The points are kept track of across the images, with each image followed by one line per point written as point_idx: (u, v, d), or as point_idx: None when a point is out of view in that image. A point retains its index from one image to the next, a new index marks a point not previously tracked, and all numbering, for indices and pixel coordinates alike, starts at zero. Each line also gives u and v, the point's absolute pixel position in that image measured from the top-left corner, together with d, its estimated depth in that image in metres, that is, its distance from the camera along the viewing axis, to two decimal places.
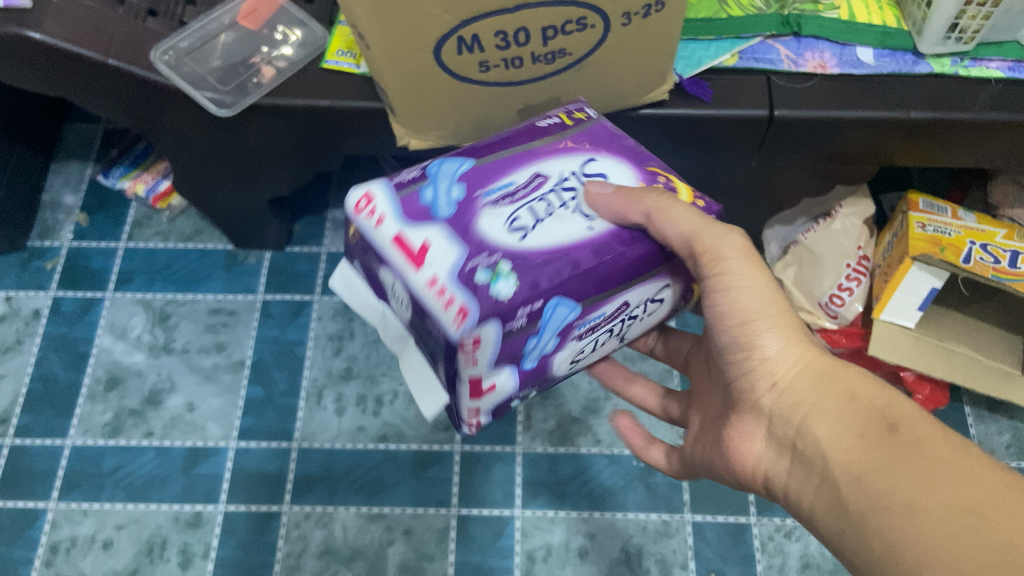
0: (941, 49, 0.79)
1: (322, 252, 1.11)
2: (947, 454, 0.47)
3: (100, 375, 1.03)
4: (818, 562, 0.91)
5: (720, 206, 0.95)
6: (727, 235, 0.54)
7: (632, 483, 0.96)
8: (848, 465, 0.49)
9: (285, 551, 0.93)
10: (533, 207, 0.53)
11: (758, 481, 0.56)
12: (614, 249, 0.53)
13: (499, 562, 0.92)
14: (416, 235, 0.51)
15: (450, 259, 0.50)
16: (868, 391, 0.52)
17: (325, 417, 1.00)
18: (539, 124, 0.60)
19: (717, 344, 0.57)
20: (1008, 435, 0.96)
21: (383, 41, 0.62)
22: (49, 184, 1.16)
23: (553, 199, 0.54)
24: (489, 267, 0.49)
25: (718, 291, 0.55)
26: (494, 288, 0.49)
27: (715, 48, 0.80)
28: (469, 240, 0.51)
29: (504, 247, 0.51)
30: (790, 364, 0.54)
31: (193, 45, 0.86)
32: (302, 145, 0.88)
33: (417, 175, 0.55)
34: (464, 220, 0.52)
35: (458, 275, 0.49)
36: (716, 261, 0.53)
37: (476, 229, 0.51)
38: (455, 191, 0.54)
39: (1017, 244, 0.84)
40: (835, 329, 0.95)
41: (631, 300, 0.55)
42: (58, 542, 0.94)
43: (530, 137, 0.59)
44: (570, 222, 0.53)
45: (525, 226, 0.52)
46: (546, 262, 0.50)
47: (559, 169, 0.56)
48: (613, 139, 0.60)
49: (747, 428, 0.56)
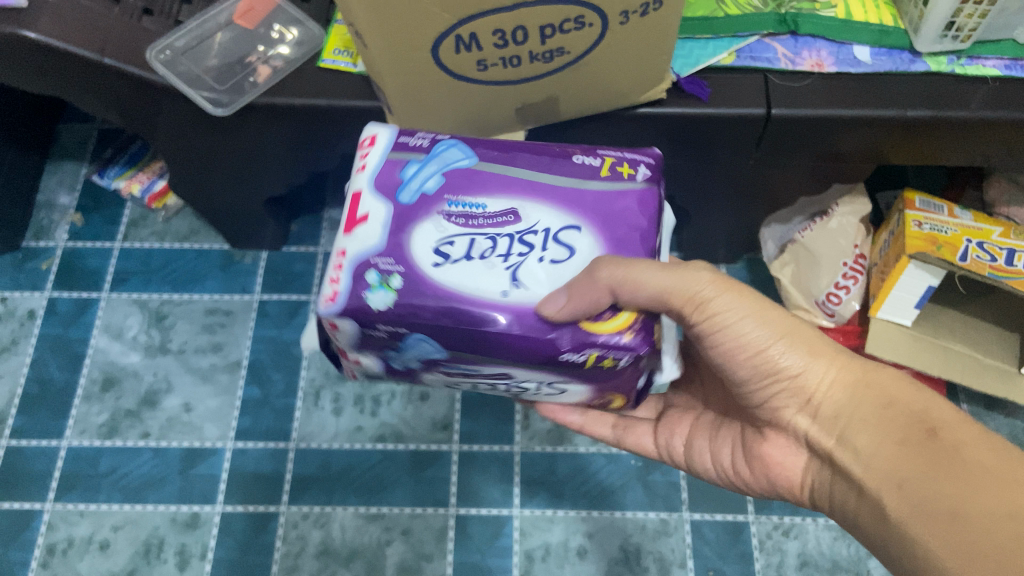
0: (937, 48, 0.79)
1: (319, 251, 1.11)
2: (988, 460, 0.47)
3: (95, 376, 1.03)
4: (817, 559, 0.91)
5: (717, 205, 0.95)
6: (695, 274, 0.53)
7: (630, 482, 0.96)
8: (888, 474, 0.50)
9: (283, 551, 0.93)
10: (474, 241, 0.54)
11: (804, 493, 0.58)
12: (504, 324, 0.51)
13: (498, 561, 0.91)
14: (371, 203, 0.55)
15: (367, 245, 0.54)
16: (905, 395, 0.52)
17: (323, 417, 1.00)
18: (573, 157, 0.58)
19: (734, 377, 0.56)
20: (1005, 432, 0.96)
21: (380, 40, 0.62)
22: (44, 184, 1.16)
23: (501, 243, 0.54)
24: (383, 273, 0.53)
25: (717, 330, 0.54)
26: (371, 293, 0.52)
27: (712, 46, 0.80)
28: (401, 239, 0.54)
29: (411, 263, 0.53)
30: (822, 377, 0.54)
31: (190, 44, 0.85)
32: (298, 145, 0.87)
33: (419, 145, 0.58)
34: (415, 214, 0.55)
35: (360, 261, 0.53)
36: (700, 307, 0.53)
37: (411, 232, 0.54)
38: (434, 183, 0.56)
39: (1013, 241, 0.84)
40: (833, 327, 0.96)
41: (514, 373, 0.55)
42: (54, 543, 0.93)
43: (548, 164, 0.57)
44: (493, 274, 0.53)
45: (448, 253, 0.53)
46: (433, 298, 0.52)
47: (539, 219, 0.55)
48: (627, 211, 0.55)
49: (786, 446, 0.57)
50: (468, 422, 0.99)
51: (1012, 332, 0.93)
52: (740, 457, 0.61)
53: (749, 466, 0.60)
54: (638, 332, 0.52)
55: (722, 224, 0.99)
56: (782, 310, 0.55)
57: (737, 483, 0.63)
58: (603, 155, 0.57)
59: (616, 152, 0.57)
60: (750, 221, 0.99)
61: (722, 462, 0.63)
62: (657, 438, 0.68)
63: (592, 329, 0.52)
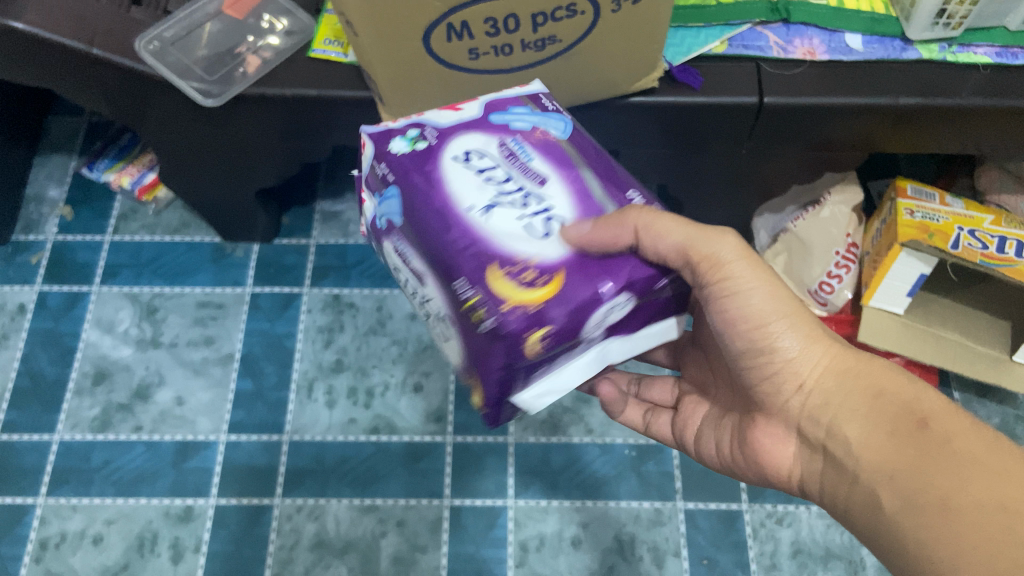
0: (929, 35, 0.79)
1: (311, 243, 1.11)
2: (977, 449, 0.48)
3: (87, 370, 1.02)
4: (810, 547, 0.92)
5: (711, 194, 0.95)
6: (722, 239, 0.52)
7: (624, 472, 0.96)
8: (878, 466, 0.50)
9: (278, 544, 0.92)
10: (496, 170, 0.53)
11: (793, 481, 0.58)
12: (458, 231, 0.50)
13: (493, 552, 0.92)
14: (471, 104, 0.59)
15: (435, 119, 0.57)
16: (893, 386, 0.52)
17: (316, 410, 1.00)
18: (630, 192, 0.55)
19: (730, 350, 0.56)
20: (997, 418, 0.97)
21: (371, 29, 0.62)
22: (33, 177, 1.15)
23: (512, 188, 0.52)
24: (421, 134, 0.56)
25: (727, 295, 0.53)
26: (403, 140, 0.56)
27: (704, 35, 0.80)
28: (460, 129, 0.56)
29: (444, 146, 0.54)
30: (815, 364, 0.54)
31: (178, 35, 0.85)
32: (290, 135, 0.86)
33: (543, 103, 0.60)
34: (490, 126, 0.56)
35: (420, 121, 0.57)
36: (715, 268, 0.52)
37: (466, 131, 0.56)
38: (524, 122, 0.57)
39: (1004, 230, 0.84)
40: (826, 315, 0.97)
41: (425, 282, 0.53)
42: (46, 538, 0.93)
43: (605, 176, 0.55)
44: (480, 193, 0.52)
45: (468, 159, 0.54)
46: (429, 171, 0.53)
47: (551, 198, 0.52)
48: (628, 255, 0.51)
49: (777, 435, 0.57)
50: (461, 413, 0.99)
51: (1003, 320, 0.94)
52: (736, 443, 0.61)
53: (743, 454, 0.60)
54: (522, 316, 0.48)
55: (714, 213, 0.99)
56: (787, 288, 0.55)
57: (733, 469, 0.63)
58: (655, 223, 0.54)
59: None
60: (743, 211, 0.99)
61: (723, 452, 0.63)
62: (674, 428, 0.68)
63: (491, 279, 0.49)
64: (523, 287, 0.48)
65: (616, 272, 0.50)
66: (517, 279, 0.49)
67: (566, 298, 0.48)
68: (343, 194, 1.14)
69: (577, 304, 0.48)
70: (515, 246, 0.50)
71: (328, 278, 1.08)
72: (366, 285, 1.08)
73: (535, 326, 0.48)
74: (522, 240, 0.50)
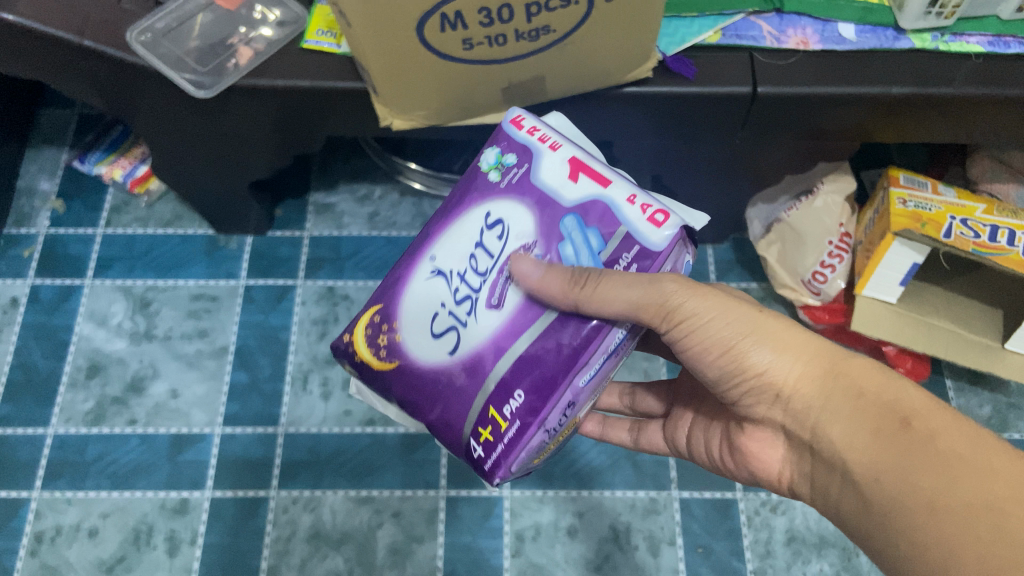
0: (921, 25, 0.79)
1: (305, 235, 1.10)
2: (961, 447, 0.48)
3: (80, 363, 1.02)
4: (805, 534, 0.92)
5: (705, 183, 0.95)
6: (660, 286, 0.51)
7: (619, 461, 0.96)
8: (867, 466, 0.50)
9: (274, 536, 0.92)
10: (484, 257, 0.57)
11: (783, 484, 0.59)
12: (409, 263, 0.60)
13: (488, 542, 0.92)
14: (575, 191, 0.56)
15: (542, 166, 0.57)
16: (874, 386, 0.52)
17: (312, 402, 1.00)
18: (576, 384, 0.53)
19: (706, 377, 0.56)
20: (989, 407, 0.98)
21: (365, 19, 0.62)
22: (25, 171, 1.14)
23: (470, 280, 0.57)
24: (510, 166, 0.58)
25: (686, 333, 0.54)
26: (498, 154, 0.59)
27: (698, 25, 0.80)
28: (525, 197, 0.57)
29: (501, 192, 0.58)
30: (790, 372, 0.54)
31: (170, 25, 0.84)
32: (282, 128, 0.86)
33: (619, 256, 0.54)
34: (544, 220, 0.56)
35: (526, 148, 0.58)
36: (667, 316, 0.52)
37: (529, 203, 0.57)
38: (566, 253, 0.55)
39: (996, 218, 0.85)
40: (818, 305, 0.98)
41: None
42: (42, 531, 0.93)
43: (569, 358, 0.52)
44: (456, 257, 0.58)
45: (490, 228, 0.58)
46: (469, 201, 0.59)
47: (473, 316, 0.56)
48: (443, 421, 0.56)
49: (765, 439, 0.58)
50: None
51: (995, 308, 0.95)
52: (726, 447, 0.62)
53: (733, 456, 0.61)
54: (346, 351, 0.62)
55: (709, 205, 0.99)
56: (745, 308, 0.55)
57: (722, 469, 0.64)
58: (496, 432, 0.53)
59: (505, 444, 0.53)
60: (736, 202, 0.99)
61: (714, 454, 0.64)
62: (666, 434, 0.69)
63: (369, 310, 0.61)
64: (368, 339, 0.60)
65: (427, 412, 0.57)
66: (371, 325, 0.60)
67: (378, 378, 0.59)
68: (337, 186, 1.14)
69: (381, 386, 0.59)
70: (404, 322, 0.59)
71: (322, 270, 1.08)
72: (361, 277, 1.08)
73: (347, 363, 0.62)
74: (416, 322, 0.58)
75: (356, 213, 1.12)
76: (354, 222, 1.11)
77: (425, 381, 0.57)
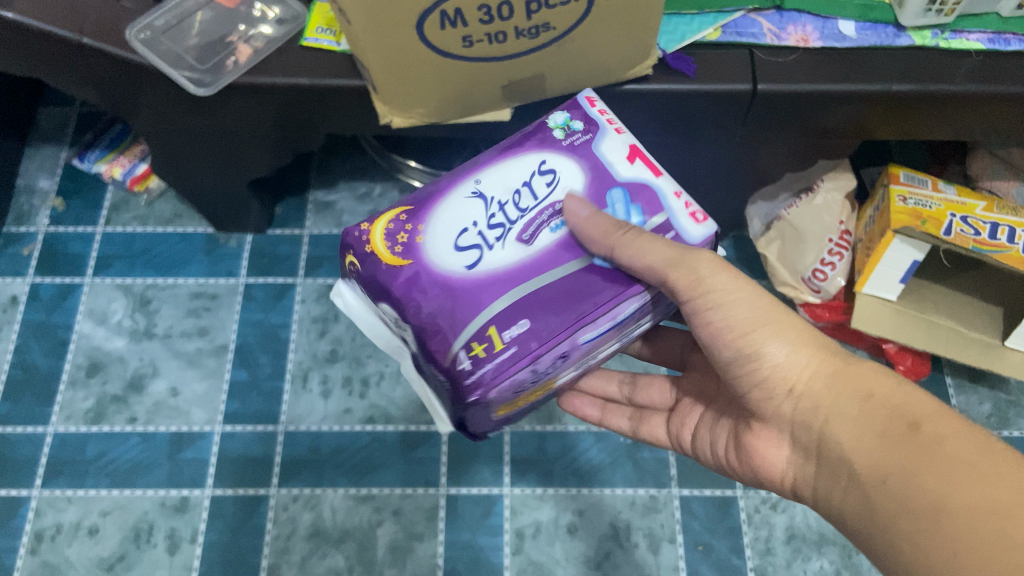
0: (921, 22, 0.79)
1: (305, 233, 1.10)
2: (968, 452, 0.48)
3: (80, 361, 1.02)
4: (805, 532, 0.92)
5: (705, 180, 0.95)
6: (698, 256, 0.54)
7: (619, 459, 0.96)
8: (873, 468, 0.50)
9: (274, 534, 0.92)
10: (527, 199, 0.59)
11: (785, 485, 0.58)
12: (453, 179, 0.61)
13: (488, 540, 0.92)
14: (628, 172, 0.60)
15: (605, 142, 0.61)
16: (883, 390, 0.52)
17: (311, 400, 1.00)
18: (579, 337, 0.54)
19: (718, 360, 0.57)
20: (989, 404, 0.98)
21: (364, 16, 0.62)
22: (24, 169, 1.14)
23: (508, 211, 0.59)
24: (576, 131, 0.62)
25: (710, 308, 0.55)
26: (566, 119, 0.63)
27: (698, 22, 0.80)
28: (583, 160, 0.60)
29: (560, 151, 0.61)
30: (803, 367, 0.54)
31: (169, 23, 0.84)
32: (282, 125, 0.86)
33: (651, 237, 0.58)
34: (595, 184, 0.60)
35: (592, 124, 0.62)
36: (697, 284, 0.54)
37: (584, 168, 0.60)
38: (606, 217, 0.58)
39: (996, 215, 0.85)
40: (818, 303, 0.98)
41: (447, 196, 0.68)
42: (42, 530, 0.93)
43: (581, 308, 0.54)
44: (502, 188, 0.60)
45: (542, 173, 0.60)
46: (528, 146, 0.62)
47: (501, 241, 0.57)
48: (433, 329, 0.55)
49: (769, 438, 0.58)
50: None
51: (996, 306, 0.95)
52: (732, 444, 0.62)
53: (738, 456, 0.61)
54: (355, 238, 0.59)
55: (709, 202, 0.99)
56: (769, 299, 0.56)
57: (729, 470, 0.64)
58: (487, 350, 0.53)
59: (491, 363, 0.52)
60: (736, 200, 0.99)
61: (718, 451, 0.63)
62: (669, 427, 0.70)
63: (397, 208, 0.60)
64: (386, 231, 0.59)
65: (419, 318, 0.56)
66: (394, 221, 0.59)
67: (384, 270, 0.57)
68: (337, 184, 1.14)
69: (383, 279, 0.57)
70: (432, 225, 0.58)
71: (322, 268, 1.08)
72: None
73: (352, 249, 0.59)
74: (443, 228, 0.58)
75: (356, 211, 1.12)
76: (353, 220, 1.11)
77: (434, 283, 0.56)
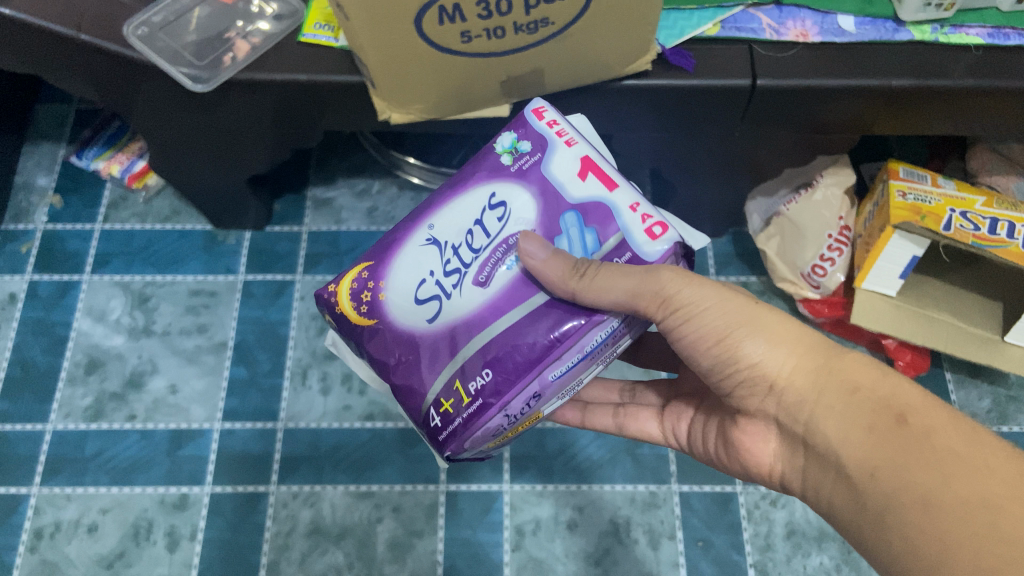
0: (921, 16, 0.79)
1: (304, 231, 1.10)
2: (957, 445, 0.47)
3: (79, 358, 1.02)
4: (804, 528, 0.92)
5: (705, 175, 0.94)
6: (657, 275, 0.53)
7: (619, 456, 0.96)
8: (862, 462, 0.50)
9: (274, 531, 0.92)
10: (480, 239, 0.59)
11: (774, 477, 0.58)
12: (409, 227, 0.62)
13: (488, 536, 0.92)
14: (579, 190, 0.58)
15: (555, 160, 0.59)
16: (869, 381, 0.52)
17: (311, 397, 1.00)
18: (548, 377, 0.54)
19: (700, 368, 0.57)
20: (989, 399, 0.98)
21: (363, 11, 0.61)
22: (22, 167, 1.14)
23: (463, 253, 0.59)
24: (523, 154, 0.60)
25: (682, 321, 0.54)
26: (512, 142, 0.61)
27: (697, 17, 0.80)
28: (532, 184, 0.59)
29: (509, 178, 0.60)
30: (783, 364, 0.54)
31: (167, 19, 0.83)
32: (281, 121, 0.86)
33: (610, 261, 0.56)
34: (548, 209, 0.58)
35: (541, 141, 0.60)
36: (664, 304, 0.53)
37: (534, 194, 0.59)
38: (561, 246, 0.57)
39: (995, 210, 0.85)
40: (818, 298, 0.98)
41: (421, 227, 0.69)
42: (41, 527, 0.93)
43: (544, 349, 0.54)
44: (455, 230, 0.60)
45: (491, 208, 0.60)
46: (478, 178, 0.61)
47: (458, 288, 0.58)
48: (407, 385, 0.58)
49: (757, 433, 0.58)
50: None
51: (995, 300, 0.94)
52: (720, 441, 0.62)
53: (728, 452, 0.61)
54: (328, 300, 0.63)
55: (709, 198, 0.99)
56: (740, 300, 0.55)
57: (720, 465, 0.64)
58: (456, 405, 0.55)
59: (460, 417, 0.54)
60: (735, 196, 0.99)
61: (709, 448, 0.64)
62: (663, 425, 0.69)
63: (359, 266, 0.63)
64: (351, 291, 0.62)
65: (394, 374, 0.59)
66: (358, 281, 0.62)
67: (356, 331, 0.61)
68: (336, 180, 1.14)
69: (357, 340, 0.61)
70: (390, 280, 0.60)
71: (321, 265, 1.08)
72: None
73: (329, 311, 0.63)
74: (402, 283, 0.60)
75: (355, 208, 1.12)
76: (352, 217, 1.11)
77: (401, 341, 0.59)
